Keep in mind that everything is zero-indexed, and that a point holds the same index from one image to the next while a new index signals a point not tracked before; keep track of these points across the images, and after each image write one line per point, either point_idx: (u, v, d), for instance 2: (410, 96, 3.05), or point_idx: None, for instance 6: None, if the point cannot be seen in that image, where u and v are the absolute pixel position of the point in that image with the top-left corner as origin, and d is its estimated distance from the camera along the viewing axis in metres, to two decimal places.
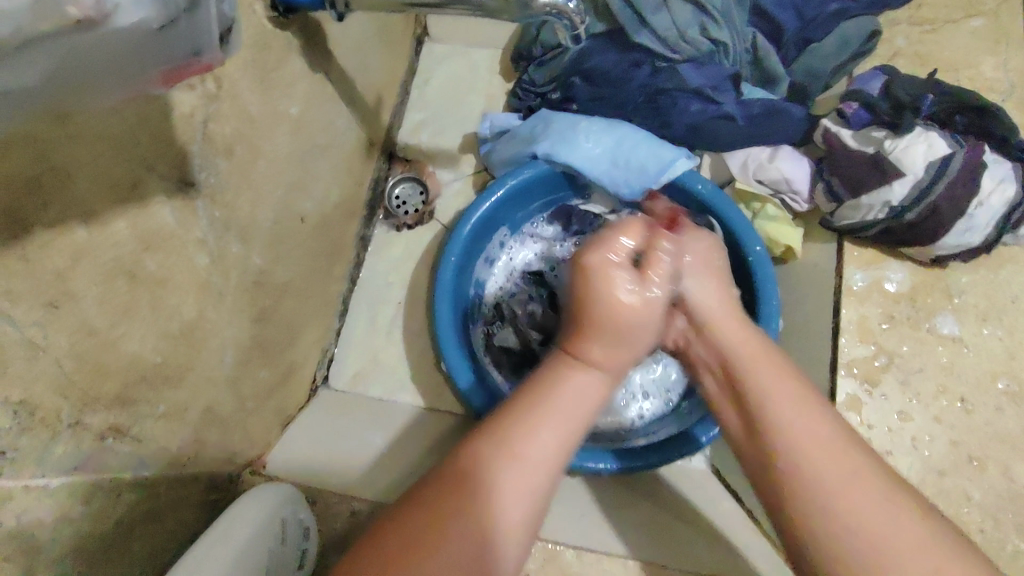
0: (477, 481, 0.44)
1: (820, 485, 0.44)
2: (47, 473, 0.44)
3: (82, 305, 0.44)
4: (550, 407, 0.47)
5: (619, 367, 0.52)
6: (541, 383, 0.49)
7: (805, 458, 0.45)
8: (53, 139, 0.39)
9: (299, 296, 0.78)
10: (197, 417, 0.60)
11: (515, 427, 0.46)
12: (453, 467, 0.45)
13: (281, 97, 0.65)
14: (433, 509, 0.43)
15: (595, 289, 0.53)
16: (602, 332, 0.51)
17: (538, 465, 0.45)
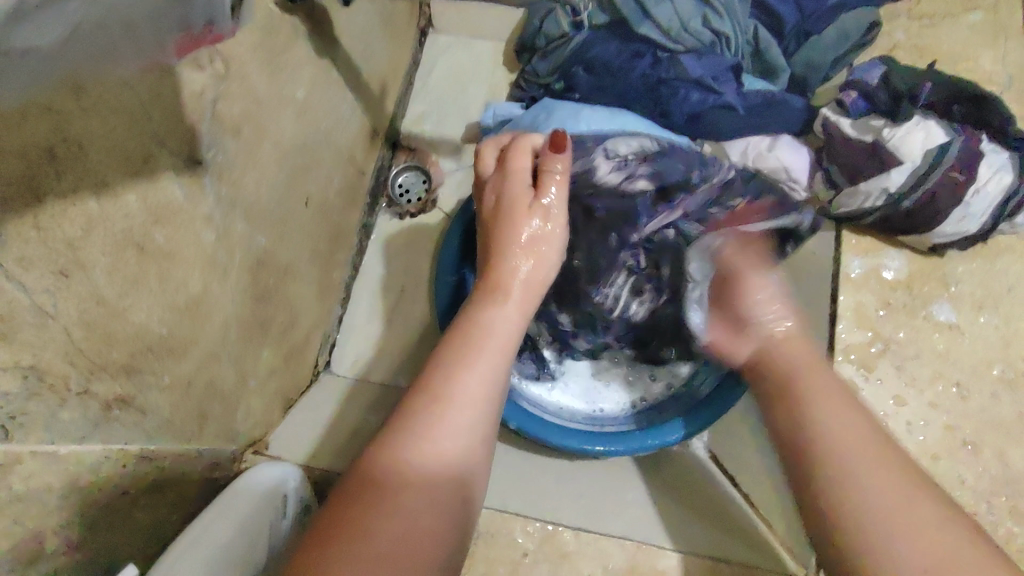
0: (393, 479, 0.43)
1: (856, 475, 0.46)
2: (56, 439, 0.45)
3: (92, 275, 0.45)
4: (474, 344, 0.51)
5: (529, 293, 0.57)
6: (458, 330, 0.53)
7: (847, 458, 0.47)
8: (67, 108, 0.40)
9: (302, 279, 0.78)
10: (201, 392, 0.61)
11: (425, 409, 0.46)
12: (365, 476, 0.43)
13: (288, 80, 0.66)
14: (351, 520, 0.41)
15: (504, 214, 0.60)
16: (512, 253, 0.58)
17: (461, 422, 0.46)
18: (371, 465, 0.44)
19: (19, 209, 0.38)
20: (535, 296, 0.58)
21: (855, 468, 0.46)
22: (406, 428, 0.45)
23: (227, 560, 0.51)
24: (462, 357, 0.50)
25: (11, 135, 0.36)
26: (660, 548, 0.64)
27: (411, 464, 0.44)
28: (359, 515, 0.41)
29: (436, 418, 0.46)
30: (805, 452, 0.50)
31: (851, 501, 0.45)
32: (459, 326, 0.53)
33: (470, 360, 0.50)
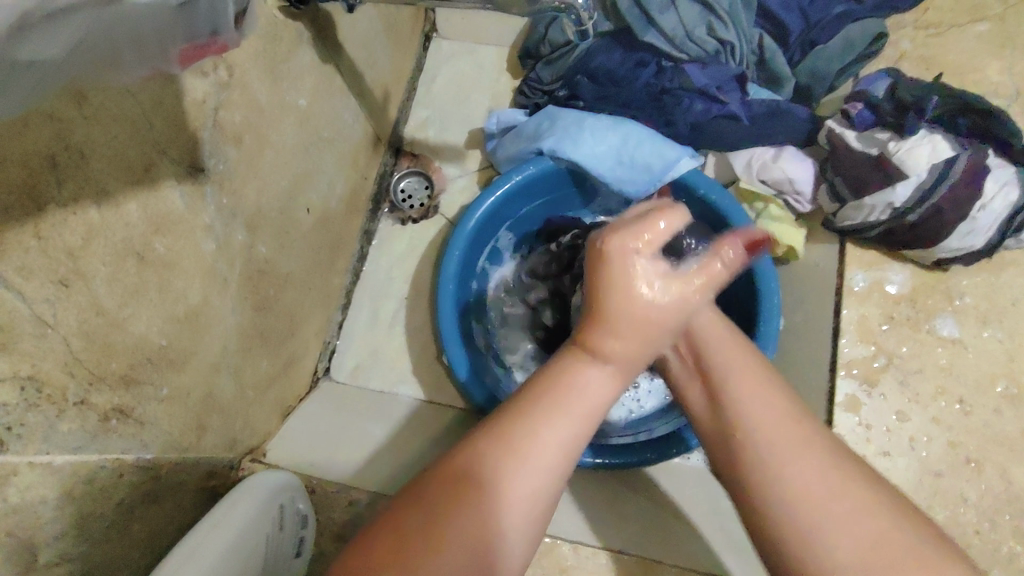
0: (489, 485, 0.40)
1: (773, 444, 0.42)
2: (53, 448, 0.44)
3: (92, 285, 0.45)
4: (566, 408, 0.43)
5: (630, 366, 0.45)
6: (546, 380, 0.44)
7: (768, 426, 0.43)
8: (69, 118, 0.40)
9: (303, 286, 0.78)
10: (199, 401, 0.60)
11: (520, 430, 0.42)
12: (461, 465, 0.41)
13: (290, 87, 0.66)
14: (444, 506, 0.39)
15: (615, 277, 0.45)
16: (618, 327, 0.45)
17: (540, 472, 0.41)
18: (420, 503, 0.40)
19: (19, 219, 0.38)
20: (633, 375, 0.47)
21: (776, 436, 0.42)
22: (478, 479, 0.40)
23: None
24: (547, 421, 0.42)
25: (11, 145, 0.36)
26: (660, 563, 0.62)
27: (489, 496, 0.40)
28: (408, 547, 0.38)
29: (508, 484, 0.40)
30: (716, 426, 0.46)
31: (774, 471, 0.41)
32: (547, 376, 0.45)
33: (560, 407, 0.43)
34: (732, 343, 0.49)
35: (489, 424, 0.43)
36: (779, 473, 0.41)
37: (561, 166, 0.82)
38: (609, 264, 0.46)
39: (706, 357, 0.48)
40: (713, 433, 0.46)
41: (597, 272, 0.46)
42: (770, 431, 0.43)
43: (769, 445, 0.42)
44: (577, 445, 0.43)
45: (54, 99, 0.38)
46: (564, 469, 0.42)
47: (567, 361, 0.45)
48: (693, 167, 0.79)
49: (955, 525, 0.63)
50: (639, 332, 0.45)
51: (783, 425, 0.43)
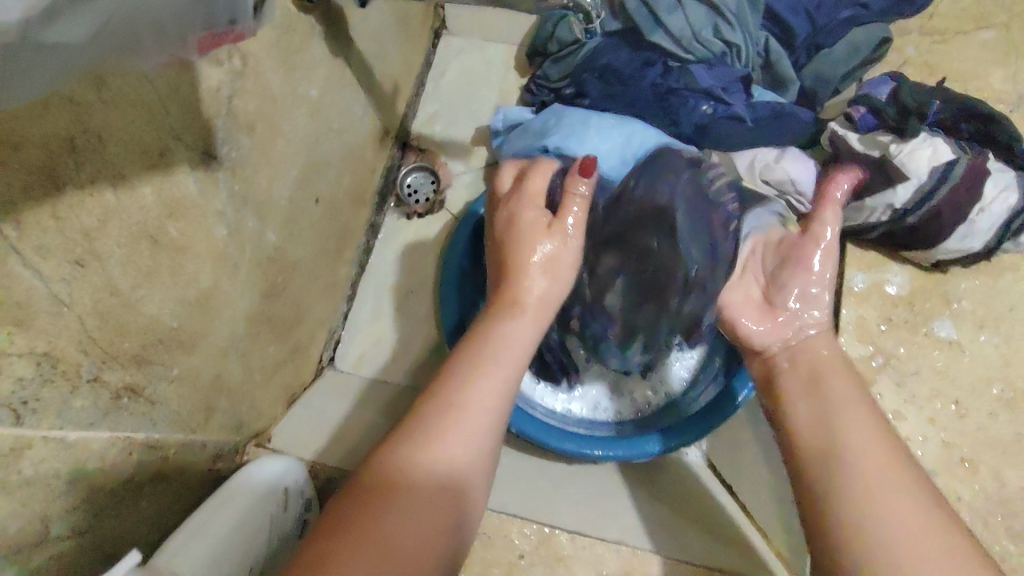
0: (406, 483, 0.44)
1: (866, 463, 0.49)
2: (66, 424, 0.46)
3: (107, 266, 0.46)
4: (492, 357, 0.53)
5: (543, 304, 0.60)
6: (474, 334, 0.56)
7: (861, 455, 0.50)
8: (89, 101, 0.41)
9: (310, 276, 0.79)
10: (207, 384, 0.61)
11: (431, 420, 0.48)
12: (375, 478, 0.44)
13: (302, 79, 0.67)
14: (355, 513, 0.42)
15: (519, 234, 0.63)
16: (526, 272, 0.61)
17: (467, 435, 0.48)
18: (384, 457, 0.46)
19: (38, 199, 0.39)
20: (546, 318, 0.60)
21: (874, 475, 0.48)
22: (429, 427, 0.47)
23: (224, 558, 0.51)
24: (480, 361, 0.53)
25: (34, 127, 0.37)
26: (654, 553, 0.64)
27: (431, 466, 0.46)
28: (376, 496, 0.43)
29: (452, 419, 0.48)
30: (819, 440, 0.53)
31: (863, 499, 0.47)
32: (474, 342, 0.55)
33: (476, 372, 0.52)
34: (852, 389, 0.56)
35: (394, 436, 0.48)
36: (859, 505, 0.47)
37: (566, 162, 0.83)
38: (516, 223, 0.64)
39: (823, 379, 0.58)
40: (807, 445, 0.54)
41: (509, 242, 0.63)
42: (863, 455, 0.50)
43: (871, 478, 0.48)
44: (503, 391, 0.52)
45: (77, 83, 0.39)
46: (500, 412, 0.51)
47: (491, 314, 0.59)
48: (697, 166, 0.80)
49: None
50: (554, 264, 0.62)
51: (880, 469, 0.49)
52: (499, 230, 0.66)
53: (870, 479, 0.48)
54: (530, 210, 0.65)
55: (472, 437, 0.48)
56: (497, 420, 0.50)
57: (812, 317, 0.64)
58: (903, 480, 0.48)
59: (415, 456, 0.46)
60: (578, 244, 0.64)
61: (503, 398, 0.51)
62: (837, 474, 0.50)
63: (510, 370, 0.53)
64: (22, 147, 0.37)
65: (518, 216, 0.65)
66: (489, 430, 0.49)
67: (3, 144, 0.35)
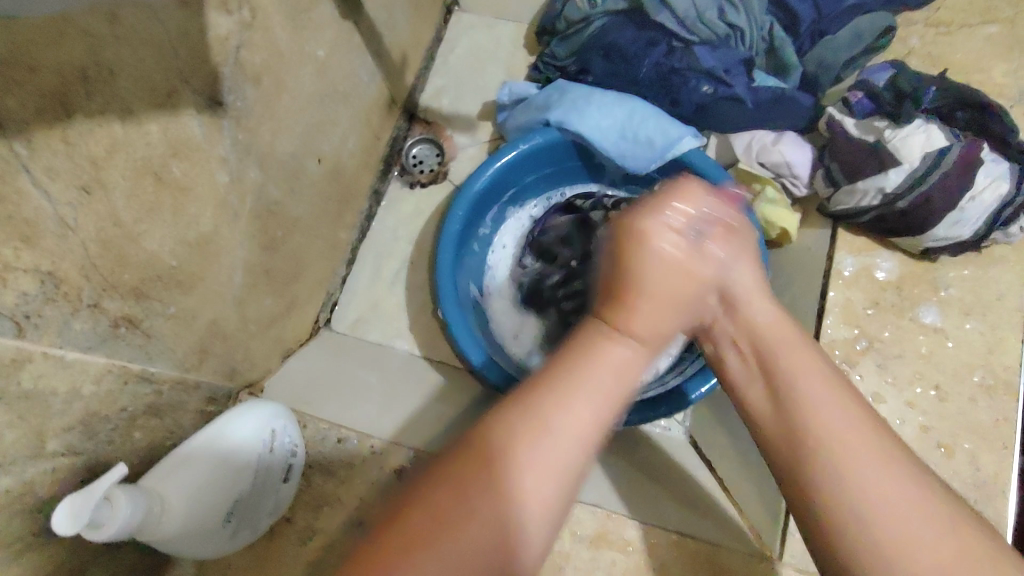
0: (500, 466, 0.37)
1: (846, 469, 0.40)
2: (66, 344, 0.48)
3: (111, 197, 0.48)
4: (587, 379, 0.41)
5: (660, 342, 0.45)
6: (562, 353, 0.43)
7: (862, 467, 0.40)
8: (102, 35, 0.43)
9: (309, 235, 0.81)
10: (204, 326, 0.64)
11: (524, 423, 0.38)
12: (481, 445, 0.38)
13: (310, 38, 0.69)
14: (449, 494, 0.36)
15: (637, 246, 0.47)
16: (649, 303, 0.45)
17: (557, 446, 0.38)
18: (486, 425, 0.39)
19: (49, 121, 0.41)
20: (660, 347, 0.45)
21: (846, 433, 0.41)
22: (553, 400, 0.39)
23: (199, 496, 0.56)
24: (586, 366, 0.41)
25: (46, 53, 0.39)
26: (628, 517, 0.65)
27: (513, 456, 0.37)
28: (466, 477, 0.37)
29: (531, 432, 0.38)
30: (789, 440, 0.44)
31: (850, 494, 0.40)
32: (571, 350, 0.43)
33: (570, 394, 0.40)
34: (812, 360, 0.46)
35: (507, 404, 0.40)
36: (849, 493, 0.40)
37: (567, 137, 0.85)
38: (637, 227, 0.48)
39: (772, 358, 0.48)
40: (777, 438, 0.45)
41: (623, 255, 0.46)
42: (862, 467, 0.40)
43: (855, 453, 0.41)
44: (600, 428, 0.40)
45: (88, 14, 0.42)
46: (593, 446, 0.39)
47: (586, 331, 0.44)
48: (694, 147, 0.81)
49: None
50: (673, 302, 0.46)
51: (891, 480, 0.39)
52: (625, 240, 0.47)
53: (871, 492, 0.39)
54: (661, 220, 0.48)
55: (565, 459, 0.38)
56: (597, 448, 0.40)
57: (719, 261, 0.49)
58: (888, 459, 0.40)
59: (504, 454, 0.37)
60: (711, 281, 0.49)
61: (607, 419, 0.40)
62: (824, 440, 0.42)
63: (603, 413, 0.40)
64: (38, 71, 0.39)
65: (649, 224, 0.48)
66: (571, 469, 0.39)
67: (19, 66, 0.38)
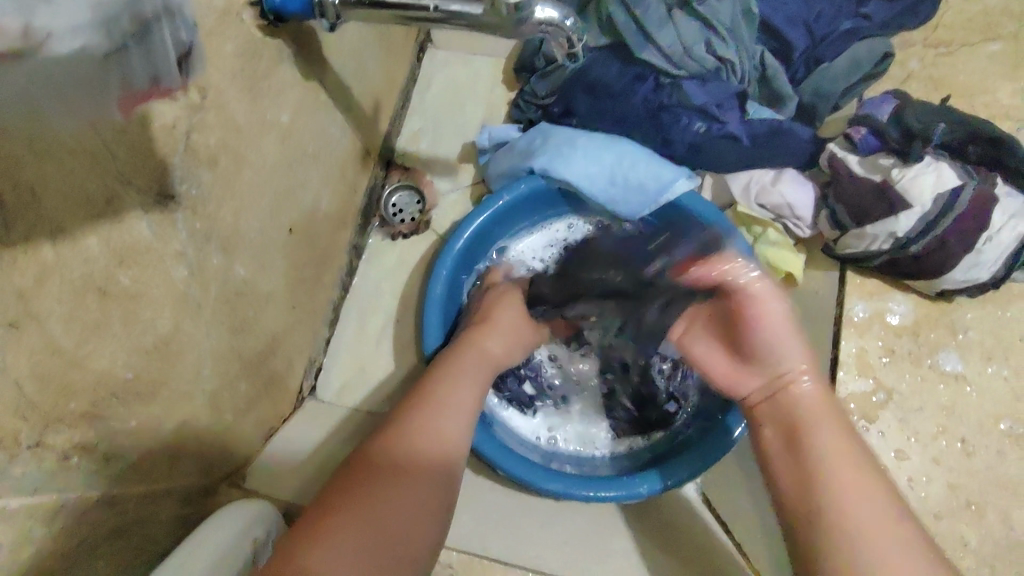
0: (388, 463, 0.54)
1: (860, 528, 0.49)
2: (5, 494, 0.42)
3: (47, 325, 0.42)
4: (460, 376, 0.64)
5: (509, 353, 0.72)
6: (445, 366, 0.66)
7: (859, 520, 0.49)
8: (19, 157, 0.36)
9: (283, 307, 0.76)
10: (170, 432, 0.58)
11: (388, 448, 0.55)
12: (380, 459, 0.54)
13: (270, 105, 0.63)
14: (349, 486, 0.51)
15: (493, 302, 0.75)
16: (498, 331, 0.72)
17: (449, 421, 0.60)
18: (371, 450, 0.55)
19: None
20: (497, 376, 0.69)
21: (843, 483, 0.52)
22: (422, 421, 0.58)
23: None
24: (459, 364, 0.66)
25: None
26: None
27: (397, 452, 0.55)
28: (353, 484, 0.51)
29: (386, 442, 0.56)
30: (801, 503, 0.53)
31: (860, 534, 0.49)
32: (438, 370, 0.65)
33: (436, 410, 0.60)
34: (836, 443, 0.54)
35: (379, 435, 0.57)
36: (864, 536, 0.48)
37: (553, 184, 0.80)
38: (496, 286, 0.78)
39: (799, 430, 0.56)
40: (796, 499, 0.54)
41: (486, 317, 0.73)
42: (859, 517, 0.50)
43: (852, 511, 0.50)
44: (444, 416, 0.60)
45: (11, 142, 0.35)
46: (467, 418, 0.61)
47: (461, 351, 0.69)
48: (689, 188, 0.77)
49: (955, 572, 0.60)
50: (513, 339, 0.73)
51: (869, 500, 0.50)
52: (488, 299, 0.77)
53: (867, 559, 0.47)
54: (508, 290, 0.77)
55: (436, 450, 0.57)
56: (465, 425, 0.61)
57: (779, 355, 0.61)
58: (883, 518, 0.49)
59: (381, 465, 0.53)
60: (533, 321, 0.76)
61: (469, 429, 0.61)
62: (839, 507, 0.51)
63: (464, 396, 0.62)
64: None
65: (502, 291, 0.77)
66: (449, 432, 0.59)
67: None
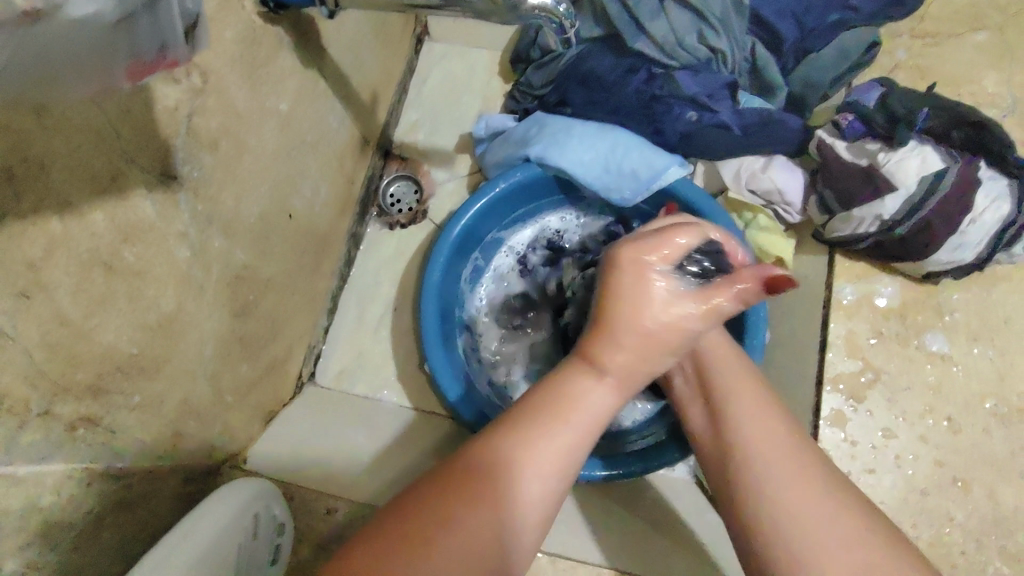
0: (500, 481, 0.44)
1: (764, 468, 0.47)
2: (15, 460, 0.43)
3: (55, 295, 0.44)
4: (566, 417, 0.48)
5: (630, 378, 0.51)
6: (551, 389, 0.50)
7: (759, 450, 0.49)
8: (29, 130, 0.39)
9: (282, 292, 0.77)
10: (173, 409, 0.60)
11: (489, 484, 0.44)
12: (487, 459, 0.45)
13: (270, 92, 0.65)
14: (458, 487, 0.43)
15: (625, 286, 0.52)
16: (621, 345, 0.51)
17: (548, 460, 0.46)
18: (487, 445, 0.46)
19: None
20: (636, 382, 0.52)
21: (763, 444, 0.49)
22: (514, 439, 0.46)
23: None
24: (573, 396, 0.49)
25: None
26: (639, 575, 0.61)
27: (497, 476, 0.44)
28: (458, 492, 0.43)
29: (527, 463, 0.45)
30: (719, 447, 0.52)
31: (756, 478, 0.47)
32: (555, 382, 0.51)
33: (545, 435, 0.47)
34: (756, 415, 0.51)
35: (503, 422, 0.48)
36: (765, 491, 0.46)
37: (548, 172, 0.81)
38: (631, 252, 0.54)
39: (712, 385, 0.56)
40: (713, 453, 0.52)
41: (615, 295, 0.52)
42: (759, 449, 0.49)
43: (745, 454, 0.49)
44: (558, 467, 0.46)
45: (14, 112, 0.37)
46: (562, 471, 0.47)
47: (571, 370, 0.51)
48: (682, 176, 0.78)
49: (941, 546, 0.62)
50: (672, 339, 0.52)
51: (770, 438, 0.49)
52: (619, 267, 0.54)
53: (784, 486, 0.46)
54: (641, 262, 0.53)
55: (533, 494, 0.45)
56: (555, 490, 0.46)
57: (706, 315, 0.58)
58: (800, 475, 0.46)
59: (489, 480, 0.44)
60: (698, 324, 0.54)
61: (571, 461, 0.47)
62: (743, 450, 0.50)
63: (570, 442, 0.47)
64: None
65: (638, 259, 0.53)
66: (552, 489, 0.46)
67: None
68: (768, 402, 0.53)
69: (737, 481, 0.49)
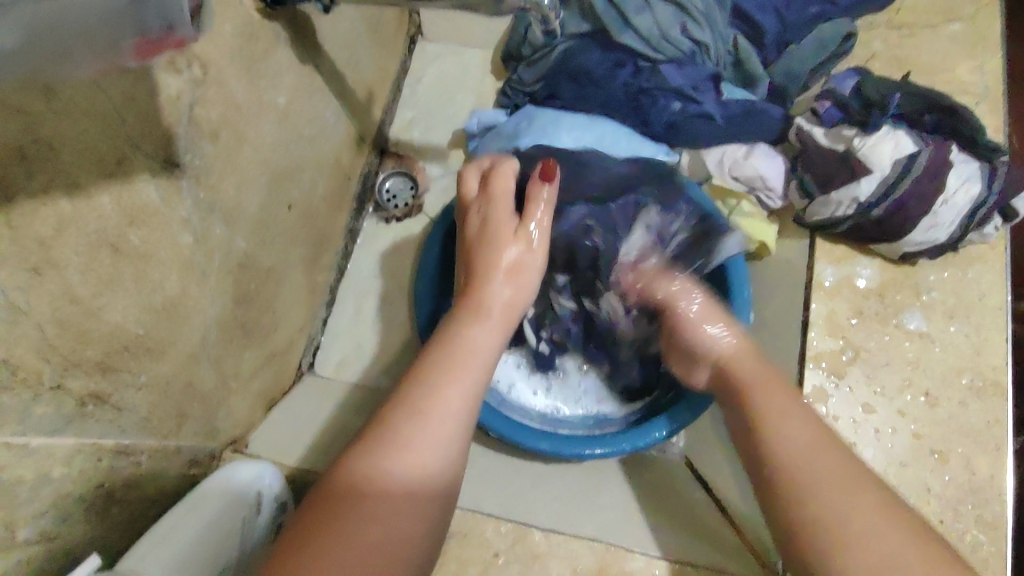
0: (369, 491, 0.47)
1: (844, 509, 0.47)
2: (27, 431, 0.45)
3: (66, 274, 0.46)
4: (461, 359, 0.55)
5: (517, 307, 0.62)
6: (436, 346, 0.57)
7: (831, 500, 0.48)
8: (40, 112, 0.41)
9: (282, 282, 0.80)
10: (178, 391, 0.62)
11: (381, 457, 0.48)
12: (343, 482, 0.47)
13: (268, 87, 0.68)
14: (336, 519, 0.46)
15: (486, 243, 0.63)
16: (497, 279, 0.61)
17: (437, 433, 0.50)
18: (344, 468, 0.48)
19: None
20: (513, 320, 0.61)
21: (828, 478, 0.49)
22: (389, 440, 0.49)
23: (190, 560, 0.52)
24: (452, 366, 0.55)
25: None
26: (629, 549, 0.62)
27: (360, 483, 0.47)
28: (336, 510, 0.46)
29: (398, 451, 0.49)
30: (782, 476, 0.51)
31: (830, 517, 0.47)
32: (439, 342, 0.57)
33: (420, 422, 0.50)
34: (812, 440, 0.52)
35: (359, 442, 0.50)
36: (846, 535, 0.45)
37: None
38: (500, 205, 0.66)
39: (754, 409, 0.57)
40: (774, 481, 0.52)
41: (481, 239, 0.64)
42: (819, 472, 0.49)
43: (814, 483, 0.49)
44: (468, 401, 0.53)
45: (25, 91, 0.40)
46: (466, 421, 0.53)
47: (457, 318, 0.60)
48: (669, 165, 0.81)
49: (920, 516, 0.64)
50: (522, 269, 0.63)
51: (840, 478, 0.49)
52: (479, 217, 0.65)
53: (858, 520, 0.46)
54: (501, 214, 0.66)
55: (430, 464, 0.49)
56: (466, 425, 0.53)
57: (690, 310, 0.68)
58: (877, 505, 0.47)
59: (362, 490, 0.47)
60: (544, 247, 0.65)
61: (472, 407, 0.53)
62: (806, 482, 0.49)
63: (471, 382, 0.54)
64: None
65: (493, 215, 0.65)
66: (459, 431, 0.52)
67: None
68: (801, 404, 0.56)
69: (807, 520, 0.48)
